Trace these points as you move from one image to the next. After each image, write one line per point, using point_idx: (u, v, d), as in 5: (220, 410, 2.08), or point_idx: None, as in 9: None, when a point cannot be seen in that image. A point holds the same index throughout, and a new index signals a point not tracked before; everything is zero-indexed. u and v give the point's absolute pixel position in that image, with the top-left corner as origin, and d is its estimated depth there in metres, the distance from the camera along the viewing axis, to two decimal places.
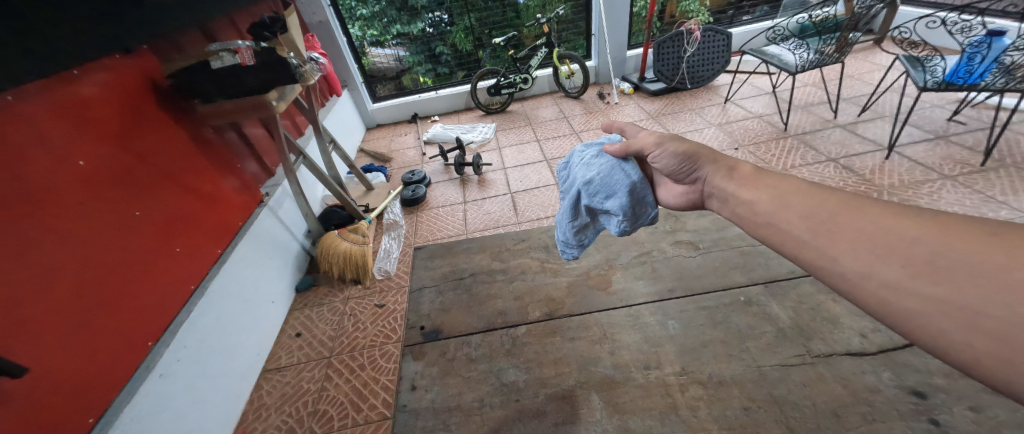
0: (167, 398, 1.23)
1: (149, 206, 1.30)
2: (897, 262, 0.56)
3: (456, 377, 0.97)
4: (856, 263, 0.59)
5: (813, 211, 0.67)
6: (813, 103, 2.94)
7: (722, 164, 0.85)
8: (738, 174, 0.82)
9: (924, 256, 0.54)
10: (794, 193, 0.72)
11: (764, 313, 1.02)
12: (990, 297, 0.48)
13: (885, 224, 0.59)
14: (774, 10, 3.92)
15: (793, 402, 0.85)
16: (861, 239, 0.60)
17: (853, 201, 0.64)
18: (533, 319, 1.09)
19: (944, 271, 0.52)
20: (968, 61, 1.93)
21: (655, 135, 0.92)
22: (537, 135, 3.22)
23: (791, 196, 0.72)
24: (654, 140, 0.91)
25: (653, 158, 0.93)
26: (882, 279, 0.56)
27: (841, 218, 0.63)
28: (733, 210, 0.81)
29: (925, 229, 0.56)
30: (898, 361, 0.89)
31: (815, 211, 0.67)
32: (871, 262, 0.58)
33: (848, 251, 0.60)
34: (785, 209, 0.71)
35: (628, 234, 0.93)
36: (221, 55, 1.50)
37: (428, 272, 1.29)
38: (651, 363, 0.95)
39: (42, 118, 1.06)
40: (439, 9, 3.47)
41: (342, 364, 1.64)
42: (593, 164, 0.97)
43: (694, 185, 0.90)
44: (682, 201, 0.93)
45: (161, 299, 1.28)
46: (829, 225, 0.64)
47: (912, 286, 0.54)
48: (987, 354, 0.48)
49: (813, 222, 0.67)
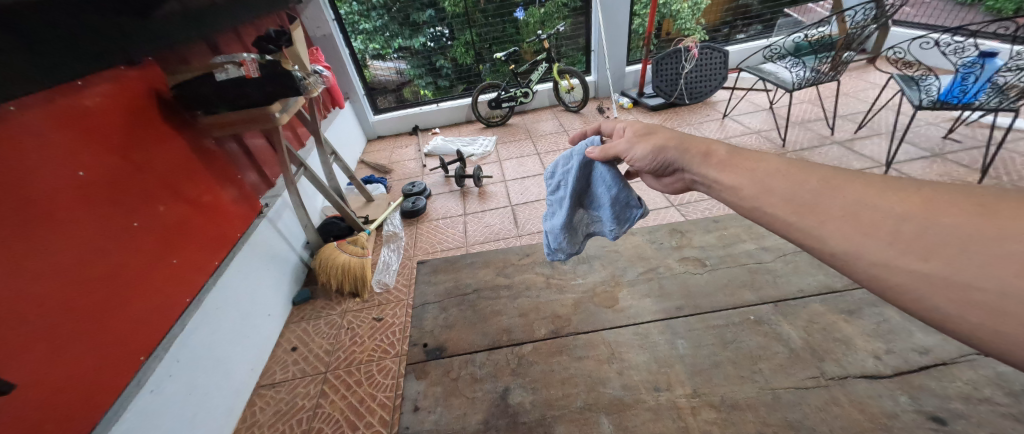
0: (158, 415, 1.19)
1: (148, 217, 1.29)
2: (884, 240, 0.52)
3: (459, 398, 0.92)
4: (844, 243, 0.55)
5: (795, 193, 0.62)
6: (810, 119, 2.97)
7: (695, 152, 0.79)
8: (714, 159, 0.76)
9: (911, 233, 0.51)
10: (773, 176, 0.67)
11: (774, 333, 0.94)
12: (983, 269, 0.45)
13: (873, 200, 0.55)
14: (768, 29, 4.01)
15: (810, 427, 0.76)
16: (846, 218, 0.56)
17: (834, 179, 0.60)
18: (539, 337, 1.04)
19: (932, 245, 0.49)
20: (962, 81, 1.98)
21: (625, 139, 0.87)
22: (537, 148, 3.23)
23: (771, 179, 0.66)
24: (625, 145, 0.87)
25: (629, 162, 0.88)
26: (870, 259, 0.53)
27: (825, 200, 0.59)
28: (718, 197, 0.75)
29: (910, 206, 0.52)
30: (915, 384, 0.79)
31: (797, 192, 0.62)
32: (859, 241, 0.54)
33: (835, 231, 0.57)
34: (768, 193, 0.65)
35: (619, 239, 0.98)
36: (227, 68, 1.51)
37: (430, 287, 1.25)
38: (662, 384, 0.88)
39: (44, 128, 1.06)
40: (440, 25, 3.52)
41: (338, 380, 1.60)
42: (578, 181, 0.98)
43: (676, 175, 0.85)
44: (672, 190, 0.89)
45: (154, 311, 1.25)
46: (819, 208, 0.59)
47: (901, 263, 0.51)
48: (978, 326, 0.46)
49: (796, 203, 0.62)
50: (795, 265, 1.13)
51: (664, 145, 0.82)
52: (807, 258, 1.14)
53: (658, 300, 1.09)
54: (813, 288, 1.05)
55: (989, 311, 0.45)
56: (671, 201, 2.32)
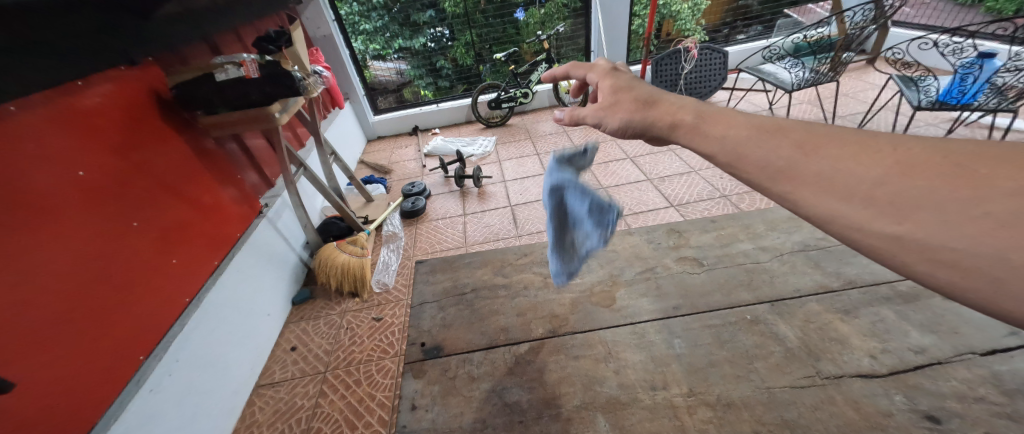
0: (157, 414, 1.19)
1: (148, 217, 1.30)
2: (857, 205, 0.41)
3: (456, 396, 0.92)
4: (812, 210, 0.44)
5: (765, 156, 0.48)
6: (809, 120, 2.98)
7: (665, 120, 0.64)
8: (684, 128, 0.60)
9: (888, 195, 0.40)
10: (741, 135, 0.51)
11: (771, 333, 0.95)
12: (966, 235, 0.36)
13: (845, 160, 0.43)
14: (768, 30, 4.01)
15: (805, 426, 0.76)
16: (815, 182, 0.44)
17: (804, 135, 0.47)
18: (537, 336, 1.04)
19: (909, 206, 0.39)
20: (961, 81, 1.97)
21: (594, 110, 0.74)
22: (537, 149, 3.23)
23: (739, 141, 0.51)
24: (593, 118, 0.74)
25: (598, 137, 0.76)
26: (843, 222, 0.42)
27: (796, 162, 0.46)
28: None
29: (886, 163, 0.41)
30: (910, 384, 0.80)
31: (766, 155, 0.48)
32: (829, 207, 0.43)
33: (804, 197, 0.45)
34: (736, 158, 0.51)
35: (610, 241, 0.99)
36: (226, 68, 1.49)
37: (428, 287, 1.26)
38: (658, 383, 0.88)
39: (44, 129, 1.07)
40: (440, 25, 3.53)
41: (338, 380, 1.60)
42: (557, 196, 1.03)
43: None
44: None
45: (154, 310, 1.26)
46: (792, 172, 0.46)
47: (873, 230, 0.41)
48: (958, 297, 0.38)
49: (766, 167, 0.48)
50: (791, 265, 1.13)
51: (631, 118, 0.68)
52: (804, 258, 1.15)
53: (655, 299, 1.10)
54: (809, 288, 1.05)
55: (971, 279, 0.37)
56: (671, 201, 2.33)
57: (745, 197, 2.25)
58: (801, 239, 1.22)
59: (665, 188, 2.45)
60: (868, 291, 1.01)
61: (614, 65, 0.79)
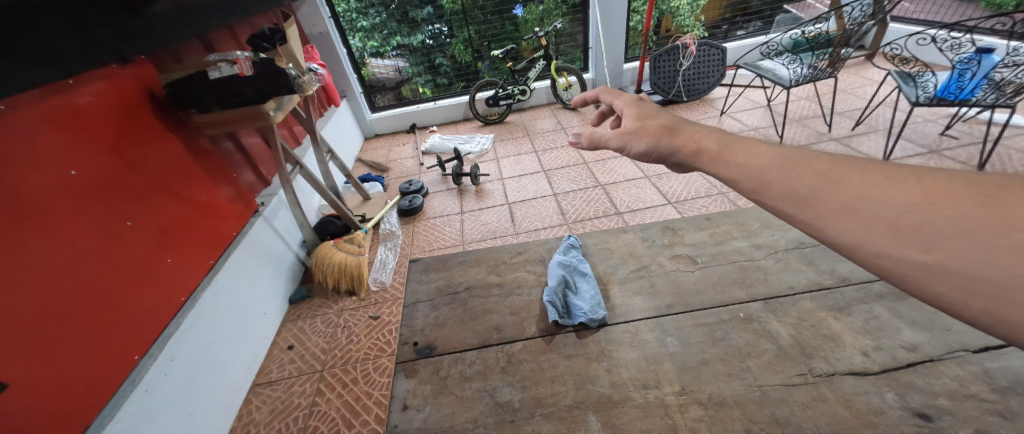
0: (153, 413, 1.19)
1: (141, 216, 1.29)
2: (885, 232, 0.47)
3: (449, 396, 0.92)
4: (844, 235, 0.50)
5: (791, 185, 0.54)
6: (808, 116, 2.96)
7: (688, 146, 0.68)
8: (706, 156, 0.65)
9: (915, 223, 0.46)
10: (769, 166, 0.58)
11: (764, 330, 0.95)
12: (989, 260, 0.42)
13: (871, 191, 0.49)
14: (768, 26, 4.00)
15: (796, 424, 0.76)
16: (844, 210, 0.50)
17: (832, 168, 0.53)
18: (530, 335, 1.04)
19: (936, 234, 0.45)
20: (959, 77, 1.95)
21: (614, 135, 0.78)
22: (535, 146, 3.23)
23: (765, 171, 0.57)
24: (614, 141, 0.77)
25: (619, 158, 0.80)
26: (872, 250, 0.48)
27: (823, 192, 0.52)
28: None
29: (912, 194, 0.47)
30: (901, 381, 0.80)
31: (793, 184, 0.54)
32: (860, 233, 0.48)
33: (835, 223, 0.50)
34: (763, 187, 0.57)
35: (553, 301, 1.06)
36: (220, 65, 1.50)
37: (422, 286, 1.26)
38: (650, 382, 0.88)
39: (37, 127, 1.07)
40: (439, 22, 3.51)
41: (335, 379, 1.60)
42: (553, 280, 1.15)
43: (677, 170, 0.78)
44: None
45: (148, 309, 1.25)
46: (819, 202, 0.52)
47: (902, 255, 0.46)
48: (983, 314, 0.43)
49: (793, 196, 0.54)
50: (786, 262, 1.13)
51: (656, 143, 0.72)
52: (798, 256, 1.15)
53: (649, 297, 1.10)
54: (804, 285, 1.05)
55: (992, 298, 0.42)
56: (669, 198, 2.32)
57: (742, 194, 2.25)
58: (796, 237, 1.23)
59: (663, 185, 2.44)
60: (862, 288, 1.02)
61: (640, 95, 0.86)
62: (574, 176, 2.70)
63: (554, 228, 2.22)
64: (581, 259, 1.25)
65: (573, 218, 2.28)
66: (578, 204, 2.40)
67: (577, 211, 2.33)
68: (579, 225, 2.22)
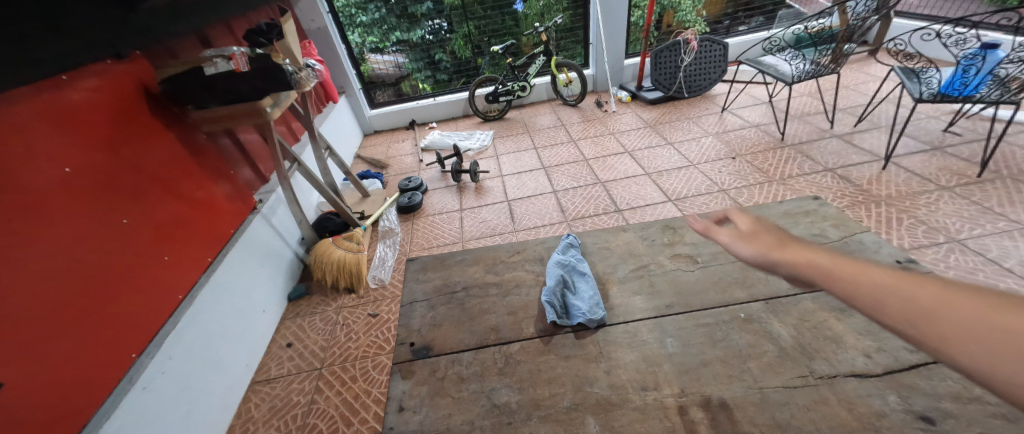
0: (150, 411, 1.18)
1: (137, 214, 1.28)
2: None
3: (445, 398, 0.91)
4: (972, 366, 0.39)
5: (902, 301, 0.46)
6: (809, 113, 2.94)
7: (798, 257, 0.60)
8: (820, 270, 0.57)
9: None
10: (876, 281, 0.50)
11: (765, 331, 0.94)
12: None
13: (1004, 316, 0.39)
14: (770, 21, 3.96)
15: (797, 427, 0.75)
16: (970, 335, 0.41)
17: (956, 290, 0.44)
18: (528, 336, 1.03)
19: None
20: (963, 73, 1.93)
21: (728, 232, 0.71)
22: (535, 143, 3.21)
23: (868, 282, 0.50)
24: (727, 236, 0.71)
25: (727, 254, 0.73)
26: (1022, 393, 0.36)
27: (944, 315, 0.43)
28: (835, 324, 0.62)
29: None
30: (905, 383, 0.79)
31: (905, 302, 0.46)
32: (994, 366, 0.38)
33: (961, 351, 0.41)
34: (864, 299, 0.49)
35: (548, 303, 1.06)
36: (216, 62, 1.46)
37: (419, 285, 1.25)
38: (649, 384, 0.87)
39: (31, 123, 1.06)
40: (439, 17, 3.48)
41: (334, 376, 1.60)
42: (551, 280, 1.14)
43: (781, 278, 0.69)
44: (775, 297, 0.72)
45: (144, 307, 1.25)
46: (937, 324, 0.43)
47: None
48: None
49: (907, 317, 0.46)
50: None
51: (768, 252, 0.65)
52: None
53: (649, 297, 1.09)
54: (805, 285, 1.04)
55: None
56: (669, 195, 2.31)
57: (743, 191, 2.24)
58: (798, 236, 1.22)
59: (664, 182, 2.43)
60: None
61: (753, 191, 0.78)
62: (574, 173, 2.68)
63: (554, 226, 2.21)
64: (580, 259, 1.24)
65: (573, 216, 2.27)
66: (578, 201, 2.39)
67: (577, 209, 2.32)
68: (578, 222, 2.21)
